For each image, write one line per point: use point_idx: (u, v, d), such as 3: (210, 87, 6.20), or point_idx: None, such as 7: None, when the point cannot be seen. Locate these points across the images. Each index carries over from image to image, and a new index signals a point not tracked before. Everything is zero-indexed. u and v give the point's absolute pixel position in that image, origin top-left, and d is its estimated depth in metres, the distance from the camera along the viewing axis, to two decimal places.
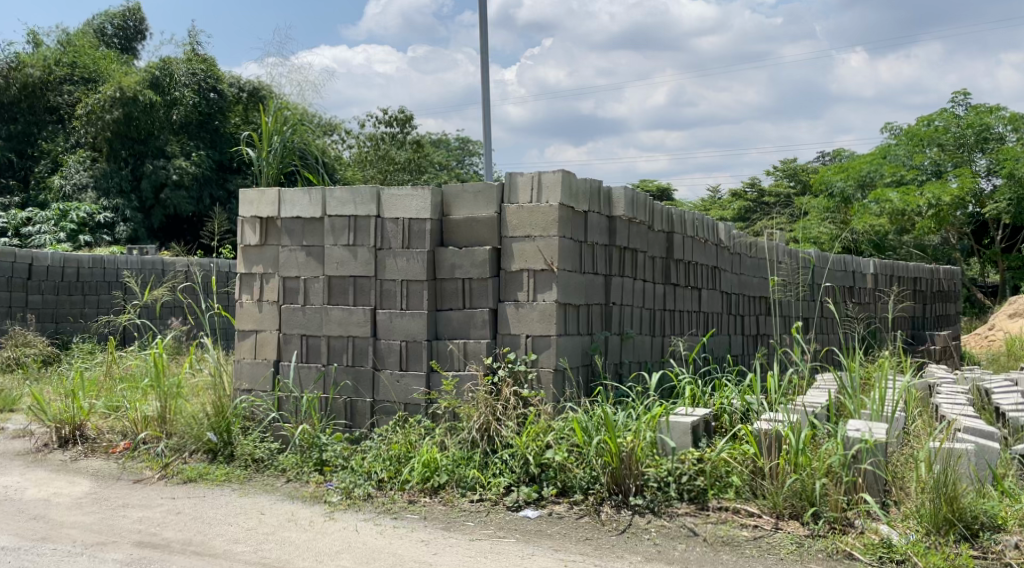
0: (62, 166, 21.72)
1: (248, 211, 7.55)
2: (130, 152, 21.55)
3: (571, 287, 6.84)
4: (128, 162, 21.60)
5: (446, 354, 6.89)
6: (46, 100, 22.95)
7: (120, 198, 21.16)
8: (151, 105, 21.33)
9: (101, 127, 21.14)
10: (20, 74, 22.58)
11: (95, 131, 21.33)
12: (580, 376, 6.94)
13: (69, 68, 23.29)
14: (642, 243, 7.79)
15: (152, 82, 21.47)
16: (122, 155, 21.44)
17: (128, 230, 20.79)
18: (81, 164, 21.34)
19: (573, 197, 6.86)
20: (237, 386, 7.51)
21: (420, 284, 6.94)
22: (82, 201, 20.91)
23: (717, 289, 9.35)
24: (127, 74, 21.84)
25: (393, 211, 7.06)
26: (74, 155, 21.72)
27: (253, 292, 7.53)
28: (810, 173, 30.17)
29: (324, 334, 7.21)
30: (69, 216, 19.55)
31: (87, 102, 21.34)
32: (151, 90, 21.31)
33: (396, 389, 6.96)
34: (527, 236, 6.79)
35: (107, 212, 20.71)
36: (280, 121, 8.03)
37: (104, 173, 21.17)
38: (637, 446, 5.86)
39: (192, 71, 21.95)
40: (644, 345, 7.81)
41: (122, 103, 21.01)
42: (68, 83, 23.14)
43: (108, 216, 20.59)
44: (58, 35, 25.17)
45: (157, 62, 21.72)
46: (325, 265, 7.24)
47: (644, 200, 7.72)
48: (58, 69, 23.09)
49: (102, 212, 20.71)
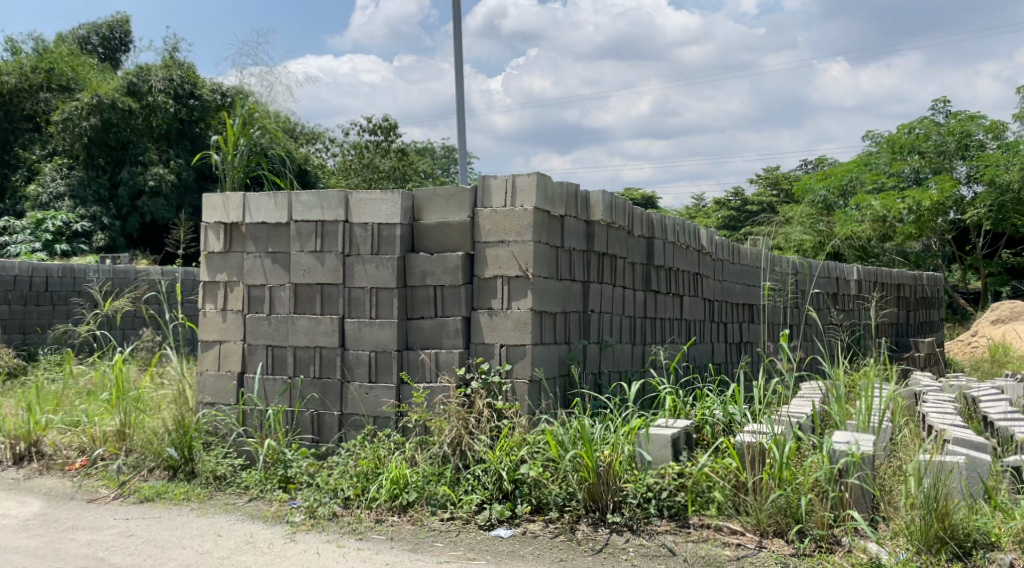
0: (37, 173, 21.30)
1: (212, 217, 7.27)
2: (107, 160, 21.29)
3: (548, 294, 6.57)
4: (105, 169, 21.32)
5: (417, 364, 6.62)
6: (22, 107, 22.61)
7: (97, 207, 20.77)
8: (129, 112, 21.04)
9: (77, 134, 20.81)
10: None
11: (72, 138, 20.94)
12: (558, 387, 6.66)
13: (45, 75, 22.71)
14: (621, 249, 7.54)
15: (128, 89, 21.20)
16: (100, 162, 21.17)
17: (106, 239, 20.28)
18: (58, 172, 20.91)
19: (549, 201, 6.60)
20: (199, 399, 7.23)
21: (390, 292, 6.66)
22: (58, 208, 20.48)
23: (699, 296, 9.11)
24: (102, 82, 21.50)
25: (362, 216, 6.78)
26: (50, 163, 21.34)
27: (216, 301, 7.26)
28: (793, 180, 30.05)
29: (291, 344, 6.93)
30: (45, 224, 19.06)
31: (62, 108, 20.94)
32: (129, 97, 21.00)
33: (365, 402, 6.67)
34: (501, 241, 6.52)
35: (85, 222, 20.21)
36: (248, 123, 7.71)
37: (81, 181, 20.87)
38: (615, 460, 5.60)
39: (168, 77, 21.29)
40: (624, 353, 7.55)
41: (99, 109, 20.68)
42: (45, 90, 22.76)
43: (86, 226, 20.07)
44: (36, 43, 24.82)
45: (133, 69, 21.40)
46: (292, 272, 6.95)
47: (624, 204, 7.47)
48: (35, 75, 22.67)
49: (79, 221, 20.24)
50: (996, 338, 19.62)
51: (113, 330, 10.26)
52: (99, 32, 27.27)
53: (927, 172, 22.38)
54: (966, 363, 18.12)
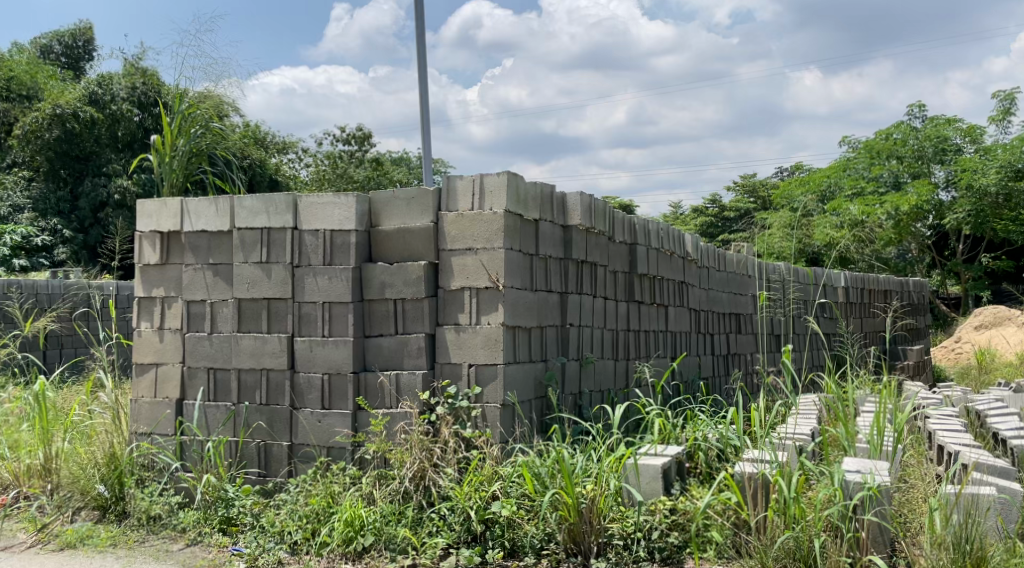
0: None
1: (148, 225, 6.59)
2: (71, 171, 19.72)
3: (521, 306, 5.87)
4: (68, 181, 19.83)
5: (375, 389, 5.89)
6: None
7: (58, 219, 19.30)
8: (93, 122, 19.39)
9: (40, 146, 19.25)
10: None
11: (34, 150, 19.42)
12: (534, 412, 5.96)
13: (5, 85, 21.82)
14: (602, 256, 6.87)
15: (88, 98, 19.31)
16: (64, 174, 19.64)
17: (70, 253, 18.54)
18: (20, 186, 19.84)
19: (522, 203, 5.91)
20: (135, 430, 6.67)
21: (345, 307, 5.94)
22: (18, 222, 19.06)
23: (684, 306, 8.44)
24: (66, 89, 20.10)
25: (312, 222, 6.06)
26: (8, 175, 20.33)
27: (152, 319, 6.59)
28: (770, 187, 29.45)
29: (234, 367, 6.24)
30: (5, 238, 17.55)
31: (24, 119, 19.50)
32: (91, 107, 19.21)
33: (317, 431, 5.96)
34: (468, 248, 5.82)
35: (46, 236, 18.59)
36: (189, 120, 7.05)
37: (42, 195, 19.53)
38: (599, 495, 4.83)
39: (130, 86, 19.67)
40: (606, 371, 6.86)
41: (61, 120, 19.05)
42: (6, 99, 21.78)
43: (46, 240, 18.44)
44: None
45: (96, 75, 19.67)
46: (235, 286, 6.26)
47: (604, 207, 6.79)
48: None
49: (40, 234, 18.72)
50: (981, 344, 19.07)
51: (39, 351, 9.50)
52: (62, 41, 26.24)
53: (906, 177, 21.87)
54: (953, 370, 17.55)
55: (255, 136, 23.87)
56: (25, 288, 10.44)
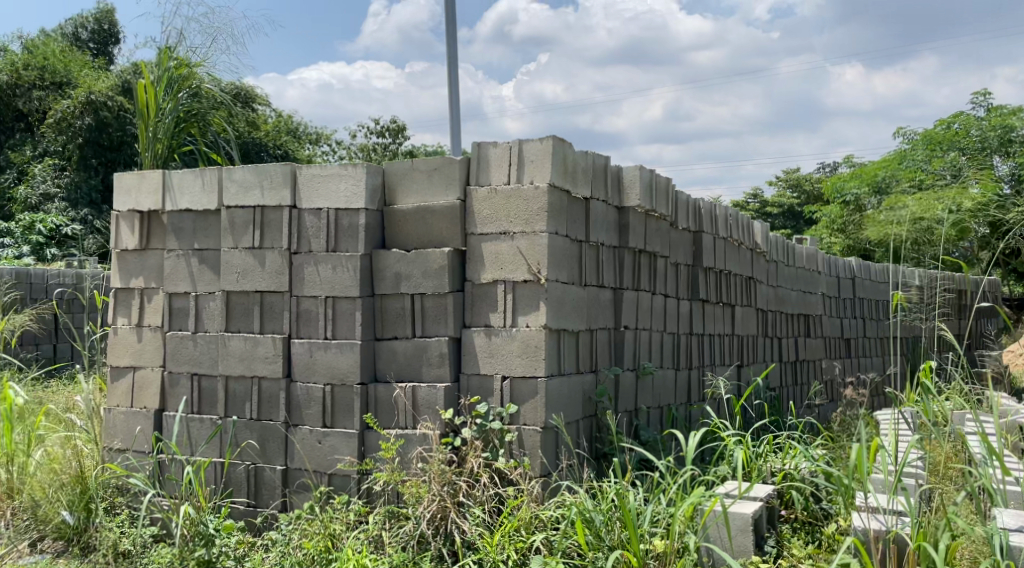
0: (26, 176, 16.97)
1: (126, 203, 5.61)
2: (103, 162, 16.88)
3: (566, 305, 4.75)
4: (100, 172, 16.91)
5: (387, 404, 4.80)
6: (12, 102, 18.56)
7: (91, 210, 16.45)
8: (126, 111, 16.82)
9: (71, 136, 16.56)
10: None
11: (66, 140, 16.67)
12: (582, 436, 4.85)
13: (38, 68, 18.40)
14: (662, 245, 5.73)
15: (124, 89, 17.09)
16: (94, 165, 16.73)
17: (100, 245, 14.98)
18: (50, 173, 16.68)
19: (569, 176, 4.79)
20: (108, 445, 5.65)
21: (352, 303, 4.86)
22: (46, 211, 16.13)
23: (752, 306, 7.28)
24: (97, 79, 17.19)
25: (313, 198, 4.98)
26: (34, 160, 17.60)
27: (130, 315, 5.61)
28: (815, 182, 27.93)
29: (221, 374, 5.19)
30: (35, 226, 14.29)
31: (53, 105, 17.26)
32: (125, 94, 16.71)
33: (315, 455, 4.89)
34: (502, 233, 4.71)
35: (75, 226, 15.10)
36: (178, 81, 6.06)
37: (75, 183, 16.53)
38: (673, 556, 3.72)
39: None
40: (665, 383, 5.72)
41: (97, 108, 16.48)
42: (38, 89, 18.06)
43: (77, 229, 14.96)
44: (24, 40, 21.37)
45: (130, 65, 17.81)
46: (222, 276, 5.21)
47: (667, 186, 5.65)
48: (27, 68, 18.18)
49: (70, 225, 15.46)
50: None
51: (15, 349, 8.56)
52: None
53: None
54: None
55: (286, 128, 22.66)
56: (20, 276, 9.59)
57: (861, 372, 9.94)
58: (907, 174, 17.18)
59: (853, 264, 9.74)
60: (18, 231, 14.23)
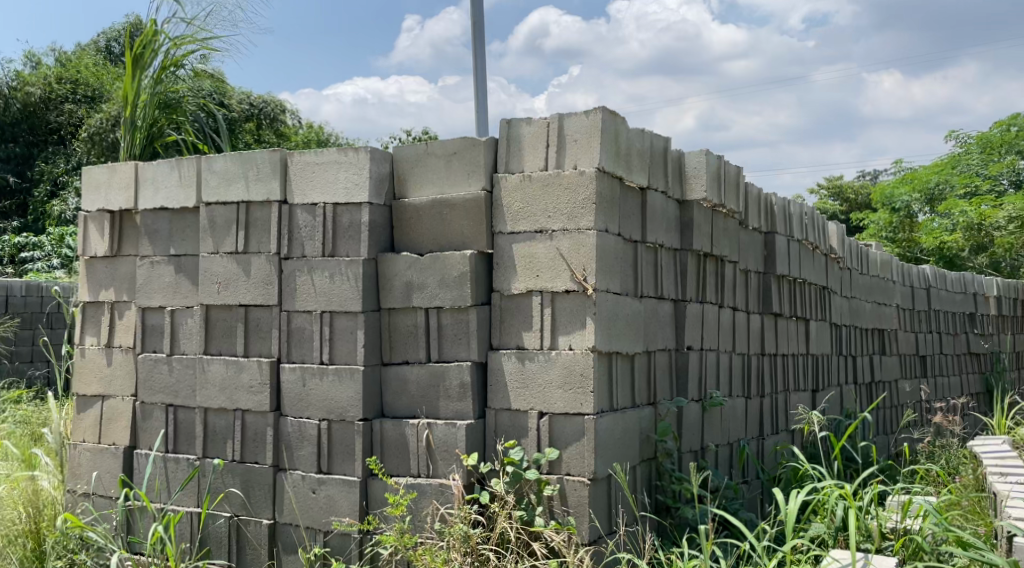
0: (61, 190, 16.09)
1: (95, 202, 4.74)
2: None
3: (619, 322, 3.80)
4: None
5: (396, 446, 3.88)
6: (45, 120, 17.23)
7: None
8: None
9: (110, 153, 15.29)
10: (20, 95, 16.95)
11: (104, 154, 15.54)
12: (639, 487, 3.90)
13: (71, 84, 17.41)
14: (731, 248, 4.76)
15: None
16: None
17: None
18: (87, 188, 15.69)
19: (621, 161, 3.85)
20: (74, 489, 4.72)
21: (353, 320, 3.94)
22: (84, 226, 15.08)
23: (826, 320, 6.27)
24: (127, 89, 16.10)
25: (308, 191, 4.07)
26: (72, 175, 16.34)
27: (100, 333, 4.73)
28: (860, 191, 26.63)
29: (199, 406, 4.29)
30: (65, 239, 13.12)
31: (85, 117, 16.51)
32: None
33: (308, 509, 3.97)
34: (538, 231, 3.77)
35: None
36: (165, 60, 5.17)
37: None
38: None
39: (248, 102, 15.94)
40: (735, 414, 4.75)
41: None
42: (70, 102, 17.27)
43: None
44: (54, 55, 20.58)
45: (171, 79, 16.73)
46: (201, 287, 4.30)
47: (737, 177, 4.69)
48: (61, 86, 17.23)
49: None
50: None
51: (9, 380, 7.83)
52: None
53: None
54: None
55: (314, 139, 21.72)
56: (31, 289, 8.77)
57: (940, 393, 8.83)
58: (961, 179, 15.12)
59: (928, 272, 8.67)
60: (50, 244, 13.17)
